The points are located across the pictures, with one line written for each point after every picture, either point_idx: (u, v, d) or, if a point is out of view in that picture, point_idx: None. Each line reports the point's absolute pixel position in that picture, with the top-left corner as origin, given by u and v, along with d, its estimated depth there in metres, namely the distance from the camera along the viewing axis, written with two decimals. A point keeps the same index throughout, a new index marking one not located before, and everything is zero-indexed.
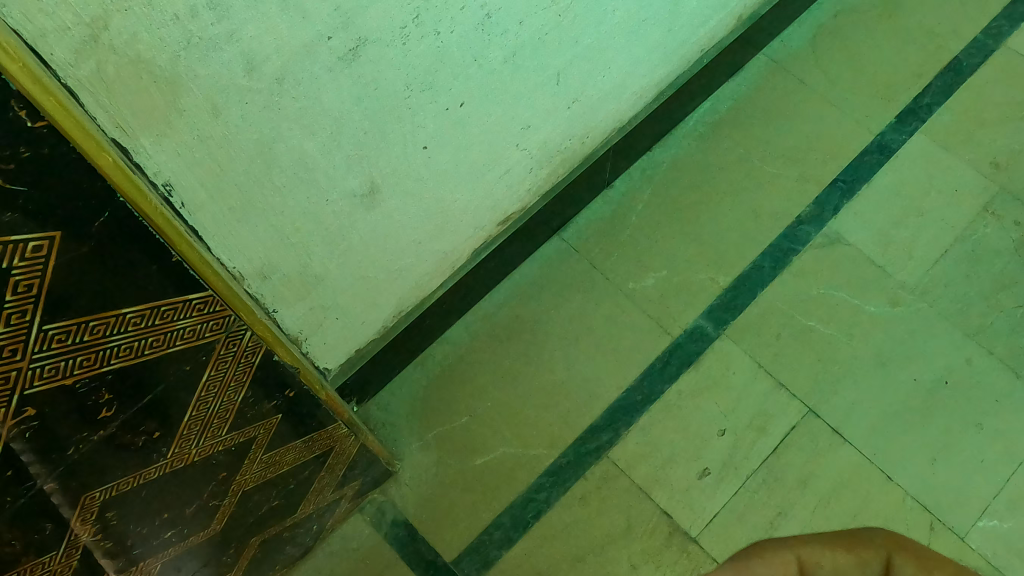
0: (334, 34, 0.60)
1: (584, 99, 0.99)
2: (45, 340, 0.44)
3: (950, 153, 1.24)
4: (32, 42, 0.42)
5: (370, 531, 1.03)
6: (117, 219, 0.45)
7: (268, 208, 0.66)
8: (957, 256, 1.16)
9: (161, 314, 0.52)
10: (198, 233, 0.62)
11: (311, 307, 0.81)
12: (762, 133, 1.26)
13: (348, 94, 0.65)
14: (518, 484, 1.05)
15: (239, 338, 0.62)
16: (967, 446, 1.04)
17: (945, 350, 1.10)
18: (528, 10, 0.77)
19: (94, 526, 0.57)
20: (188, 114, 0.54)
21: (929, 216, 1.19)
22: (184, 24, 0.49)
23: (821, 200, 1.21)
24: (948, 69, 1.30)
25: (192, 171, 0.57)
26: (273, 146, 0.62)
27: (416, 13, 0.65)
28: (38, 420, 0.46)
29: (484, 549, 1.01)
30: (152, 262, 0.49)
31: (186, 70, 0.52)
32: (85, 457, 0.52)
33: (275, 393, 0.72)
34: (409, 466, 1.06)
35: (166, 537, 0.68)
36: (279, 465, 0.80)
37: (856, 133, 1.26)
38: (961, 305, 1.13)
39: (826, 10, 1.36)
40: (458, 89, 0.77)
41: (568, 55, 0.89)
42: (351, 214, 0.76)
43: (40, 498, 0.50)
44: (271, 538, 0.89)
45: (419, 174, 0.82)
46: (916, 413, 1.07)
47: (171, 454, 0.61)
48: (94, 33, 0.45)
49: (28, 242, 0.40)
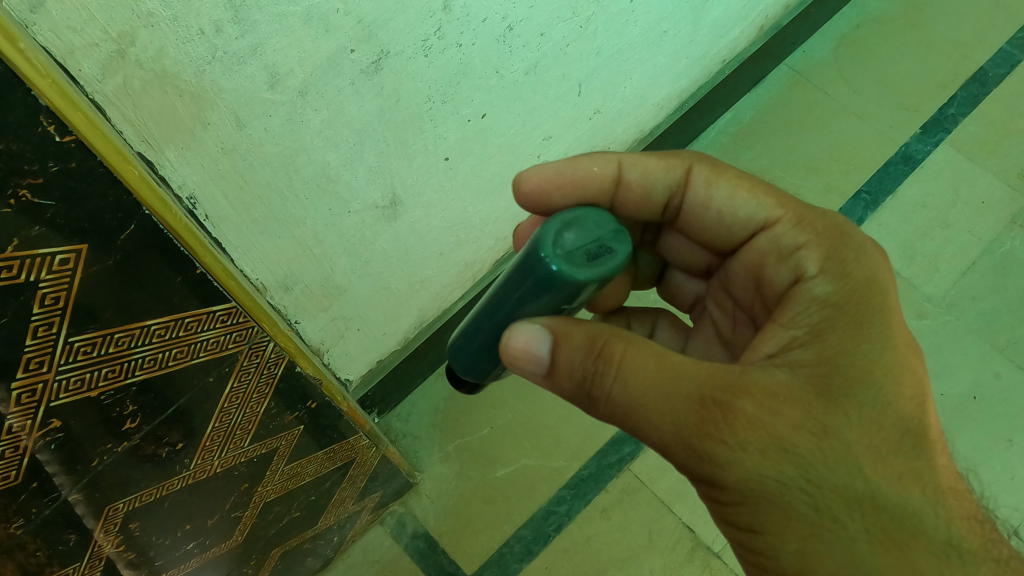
0: (356, 46, 0.60)
1: (606, 110, 0.99)
2: (71, 352, 0.44)
3: (976, 164, 1.23)
4: (63, 59, 0.42)
5: (391, 544, 1.03)
6: (143, 232, 0.45)
7: (291, 220, 0.66)
8: (984, 269, 1.15)
9: (185, 326, 0.52)
10: (221, 245, 0.62)
11: (332, 319, 0.81)
12: (785, 144, 1.26)
13: (370, 106, 0.65)
14: (539, 495, 1.04)
15: (261, 349, 0.62)
16: (997, 461, 1.03)
17: (973, 365, 1.09)
18: (549, 21, 0.77)
19: (117, 538, 0.57)
20: (213, 127, 0.54)
21: (956, 228, 1.18)
22: (209, 39, 0.50)
23: (845, 212, 1.20)
24: (974, 80, 1.29)
25: (216, 184, 0.57)
26: (296, 158, 0.62)
27: (438, 25, 0.66)
28: (63, 431, 0.46)
29: (506, 562, 1.01)
30: (177, 274, 0.49)
31: (211, 84, 0.52)
32: (108, 469, 0.52)
33: (297, 405, 0.72)
34: (429, 478, 1.06)
35: (188, 548, 0.68)
36: (301, 477, 0.80)
37: (880, 144, 1.25)
38: (989, 319, 1.12)
39: (849, 19, 1.35)
40: (480, 101, 0.77)
41: (590, 66, 0.89)
42: (372, 226, 0.76)
43: (65, 510, 0.50)
44: (292, 549, 0.89)
45: (440, 186, 0.81)
46: (945, 427, 1.05)
47: (193, 466, 0.61)
48: (121, 48, 0.45)
49: (55, 255, 0.40)
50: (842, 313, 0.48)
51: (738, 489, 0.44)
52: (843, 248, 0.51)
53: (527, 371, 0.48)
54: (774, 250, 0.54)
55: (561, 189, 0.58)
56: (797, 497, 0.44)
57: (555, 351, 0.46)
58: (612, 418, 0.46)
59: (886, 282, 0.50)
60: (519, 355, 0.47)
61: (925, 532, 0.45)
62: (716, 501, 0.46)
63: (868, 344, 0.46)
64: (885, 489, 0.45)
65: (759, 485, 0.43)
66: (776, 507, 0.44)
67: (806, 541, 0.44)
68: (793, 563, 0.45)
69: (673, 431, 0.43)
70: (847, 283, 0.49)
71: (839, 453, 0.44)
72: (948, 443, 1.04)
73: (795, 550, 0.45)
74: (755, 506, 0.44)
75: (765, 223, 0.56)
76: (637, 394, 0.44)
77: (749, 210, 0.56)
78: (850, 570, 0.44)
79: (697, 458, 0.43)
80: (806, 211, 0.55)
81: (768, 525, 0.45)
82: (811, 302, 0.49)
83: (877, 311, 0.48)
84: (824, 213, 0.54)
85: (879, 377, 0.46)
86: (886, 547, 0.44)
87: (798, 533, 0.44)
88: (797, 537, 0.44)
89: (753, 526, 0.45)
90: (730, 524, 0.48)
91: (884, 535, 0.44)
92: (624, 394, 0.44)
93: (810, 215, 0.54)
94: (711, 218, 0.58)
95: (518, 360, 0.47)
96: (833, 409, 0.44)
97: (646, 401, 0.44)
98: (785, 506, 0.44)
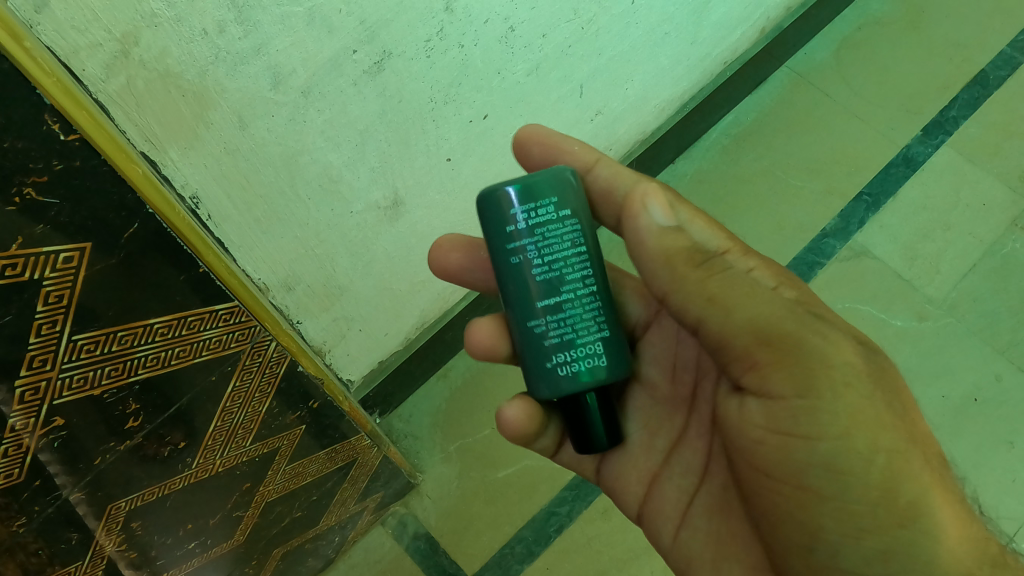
0: (359, 47, 0.60)
1: (608, 110, 0.99)
2: (74, 350, 0.44)
3: (977, 166, 1.23)
4: (66, 59, 0.42)
5: (392, 544, 1.03)
6: (147, 230, 0.46)
7: (294, 219, 0.67)
8: (985, 270, 1.15)
9: (188, 325, 0.52)
10: (224, 245, 0.62)
11: (334, 319, 0.82)
12: (786, 146, 1.26)
13: (373, 106, 0.66)
14: (539, 496, 1.04)
15: (264, 349, 0.62)
16: (998, 463, 1.03)
17: (974, 366, 1.09)
18: (551, 22, 0.77)
19: (119, 536, 0.57)
20: (216, 127, 0.54)
21: (957, 229, 1.18)
22: (212, 39, 0.50)
23: (846, 214, 1.20)
24: (975, 81, 1.29)
25: (218, 183, 0.57)
26: (298, 159, 0.63)
27: (440, 26, 0.66)
28: (66, 429, 0.46)
29: (506, 563, 1.01)
30: (180, 273, 0.50)
31: (215, 84, 0.52)
32: (110, 467, 0.52)
33: (299, 405, 0.72)
34: (431, 479, 1.06)
35: (190, 548, 0.69)
36: (303, 476, 0.80)
37: (882, 146, 1.25)
38: (990, 320, 1.12)
39: (850, 22, 1.35)
40: (482, 102, 0.78)
41: (592, 67, 0.89)
42: (374, 227, 0.77)
43: (67, 508, 0.50)
44: (293, 550, 0.89)
45: (442, 186, 0.82)
46: (946, 428, 1.05)
47: (196, 465, 0.62)
48: (125, 48, 0.45)
49: (59, 253, 0.41)
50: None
51: (843, 394, 0.49)
52: None
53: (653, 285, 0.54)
54: None
55: (542, 147, 0.66)
56: (882, 410, 0.50)
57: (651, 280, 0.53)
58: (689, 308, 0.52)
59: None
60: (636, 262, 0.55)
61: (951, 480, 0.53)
62: (809, 410, 0.49)
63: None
64: (927, 432, 0.53)
65: (855, 375, 0.50)
66: (871, 416, 0.49)
67: (893, 453, 0.49)
68: (879, 481, 0.49)
69: (772, 317, 0.50)
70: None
71: (897, 392, 0.52)
72: (949, 445, 1.04)
73: (882, 465, 0.49)
74: (858, 410, 0.49)
75: None
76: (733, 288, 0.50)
77: None
78: (924, 492, 0.49)
79: (797, 343, 0.49)
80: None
81: (863, 434, 0.49)
82: None
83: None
84: None
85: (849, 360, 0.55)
86: (940, 480, 0.51)
87: (885, 445, 0.49)
88: (885, 448, 0.49)
89: (847, 434, 0.49)
90: (814, 442, 0.49)
91: (937, 472, 0.51)
92: (738, 272, 0.51)
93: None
94: None
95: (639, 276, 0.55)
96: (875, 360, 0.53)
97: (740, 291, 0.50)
98: (875, 415, 0.49)
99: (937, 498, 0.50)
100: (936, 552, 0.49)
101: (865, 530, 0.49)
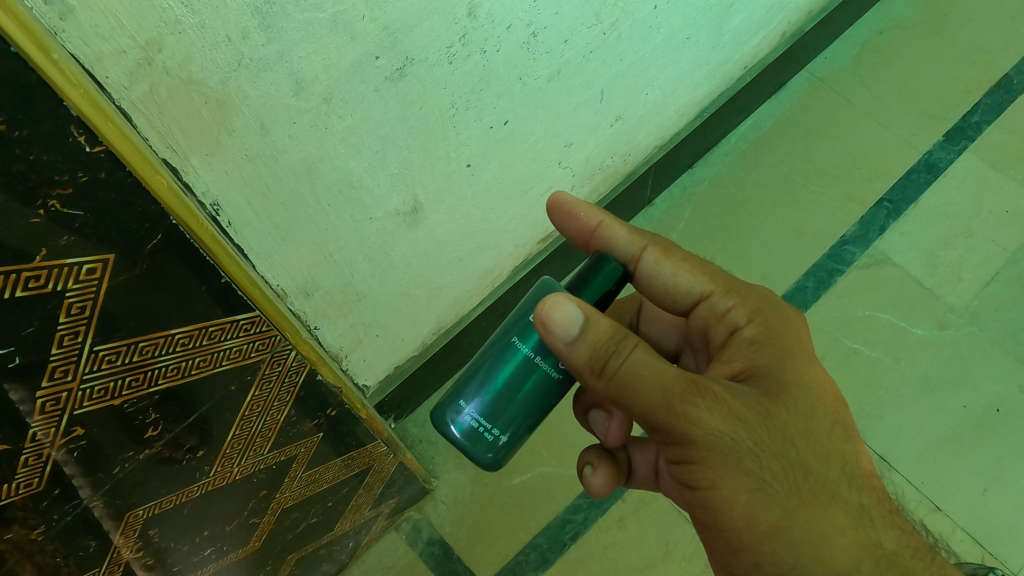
0: (381, 53, 0.60)
1: (627, 116, 0.98)
2: (95, 361, 0.43)
3: (1000, 172, 1.21)
4: (89, 66, 0.42)
5: (406, 549, 1.02)
6: (170, 241, 0.45)
7: (314, 226, 0.66)
8: (1007, 279, 1.14)
9: (209, 335, 0.52)
10: (243, 251, 0.61)
11: (351, 325, 0.81)
12: (806, 151, 1.25)
13: (395, 112, 0.65)
14: (554, 504, 1.04)
15: (284, 358, 0.62)
16: (1020, 476, 1.01)
17: (995, 377, 1.07)
18: (573, 27, 0.77)
19: (137, 543, 0.57)
20: (238, 134, 0.54)
21: (979, 237, 1.17)
22: (236, 46, 0.49)
23: (867, 220, 1.19)
24: (998, 86, 1.28)
25: (238, 189, 0.57)
26: (319, 166, 0.62)
27: (463, 31, 0.65)
28: (85, 439, 0.46)
29: (520, 570, 1.00)
30: (202, 283, 0.49)
31: (238, 91, 0.52)
32: (130, 475, 0.51)
33: (317, 413, 0.72)
34: (445, 484, 1.06)
35: (205, 554, 0.68)
36: (318, 483, 0.79)
37: (903, 152, 1.23)
38: (1013, 329, 1.10)
39: (871, 26, 1.34)
40: (503, 107, 0.77)
41: (613, 72, 0.88)
42: (394, 233, 0.76)
43: (85, 515, 0.49)
44: (307, 556, 0.89)
45: (462, 192, 0.81)
46: (966, 440, 1.04)
47: (214, 473, 0.61)
48: (148, 56, 0.45)
49: (82, 264, 0.40)
50: (768, 343, 0.56)
51: (704, 458, 0.51)
52: (765, 306, 0.59)
53: (550, 337, 0.52)
54: (712, 315, 0.61)
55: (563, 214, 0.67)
56: (747, 459, 0.50)
57: (586, 328, 0.51)
58: (612, 390, 0.52)
59: (804, 332, 0.59)
60: (556, 321, 0.51)
61: (842, 496, 0.52)
62: (685, 463, 0.53)
63: (790, 368, 0.55)
64: (811, 460, 0.52)
65: (718, 438, 0.50)
66: (732, 465, 0.50)
67: (752, 495, 0.50)
68: (739, 513, 0.51)
69: (662, 396, 0.50)
70: (774, 327, 0.58)
71: (781, 435, 0.51)
72: (969, 457, 1.02)
73: (747, 498, 0.51)
74: (715, 464, 0.51)
75: (702, 295, 0.62)
76: (641, 371, 0.50)
77: (689, 283, 0.63)
78: (786, 520, 0.50)
79: (674, 418, 0.50)
80: (735, 282, 0.62)
81: (724, 482, 0.51)
82: (743, 341, 0.58)
83: (796, 340, 0.57)
84: (754, 288, 0.61)
85: (798, 382, 0.54)
86: (811, 503, 0.51)
87: (747, 486, 0.50)
88: (747, 489, 0.50)
89: (713, 483, 0.51)
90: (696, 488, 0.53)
91: (811, 494, 0.51)
92: (637, 366, 0.51)
93: (738, 285, 0.61)
94: (658, 285, 0.64)
95: (554, 323, 0.51)
96: (773, 403, 0.52)
97: (648, 376, 0.50)
98: (739, 467, 0.50)
99: (798, 522, 0.50)
100: (797, 568, 0.50)
101: (740, 547, 0.53)
